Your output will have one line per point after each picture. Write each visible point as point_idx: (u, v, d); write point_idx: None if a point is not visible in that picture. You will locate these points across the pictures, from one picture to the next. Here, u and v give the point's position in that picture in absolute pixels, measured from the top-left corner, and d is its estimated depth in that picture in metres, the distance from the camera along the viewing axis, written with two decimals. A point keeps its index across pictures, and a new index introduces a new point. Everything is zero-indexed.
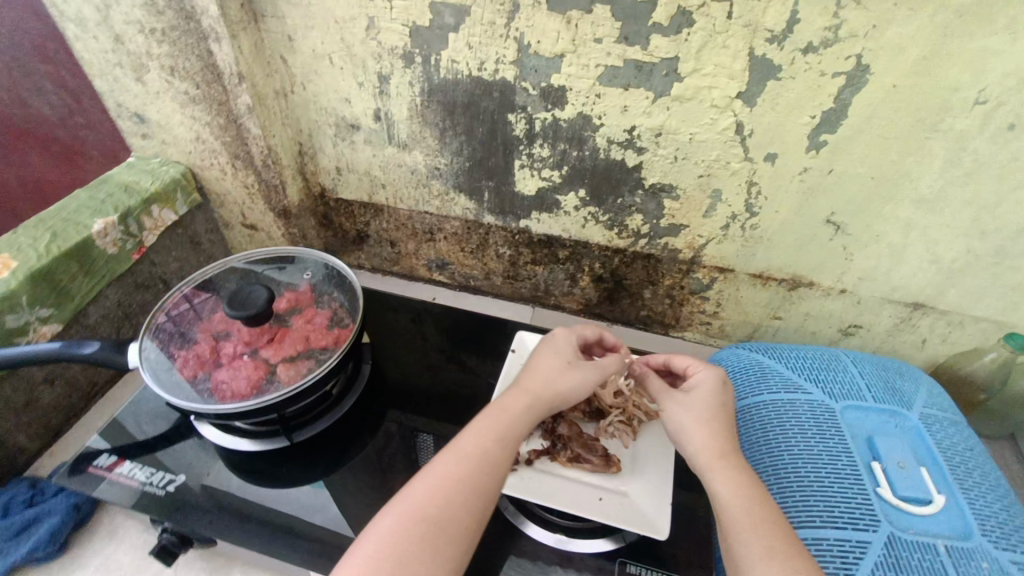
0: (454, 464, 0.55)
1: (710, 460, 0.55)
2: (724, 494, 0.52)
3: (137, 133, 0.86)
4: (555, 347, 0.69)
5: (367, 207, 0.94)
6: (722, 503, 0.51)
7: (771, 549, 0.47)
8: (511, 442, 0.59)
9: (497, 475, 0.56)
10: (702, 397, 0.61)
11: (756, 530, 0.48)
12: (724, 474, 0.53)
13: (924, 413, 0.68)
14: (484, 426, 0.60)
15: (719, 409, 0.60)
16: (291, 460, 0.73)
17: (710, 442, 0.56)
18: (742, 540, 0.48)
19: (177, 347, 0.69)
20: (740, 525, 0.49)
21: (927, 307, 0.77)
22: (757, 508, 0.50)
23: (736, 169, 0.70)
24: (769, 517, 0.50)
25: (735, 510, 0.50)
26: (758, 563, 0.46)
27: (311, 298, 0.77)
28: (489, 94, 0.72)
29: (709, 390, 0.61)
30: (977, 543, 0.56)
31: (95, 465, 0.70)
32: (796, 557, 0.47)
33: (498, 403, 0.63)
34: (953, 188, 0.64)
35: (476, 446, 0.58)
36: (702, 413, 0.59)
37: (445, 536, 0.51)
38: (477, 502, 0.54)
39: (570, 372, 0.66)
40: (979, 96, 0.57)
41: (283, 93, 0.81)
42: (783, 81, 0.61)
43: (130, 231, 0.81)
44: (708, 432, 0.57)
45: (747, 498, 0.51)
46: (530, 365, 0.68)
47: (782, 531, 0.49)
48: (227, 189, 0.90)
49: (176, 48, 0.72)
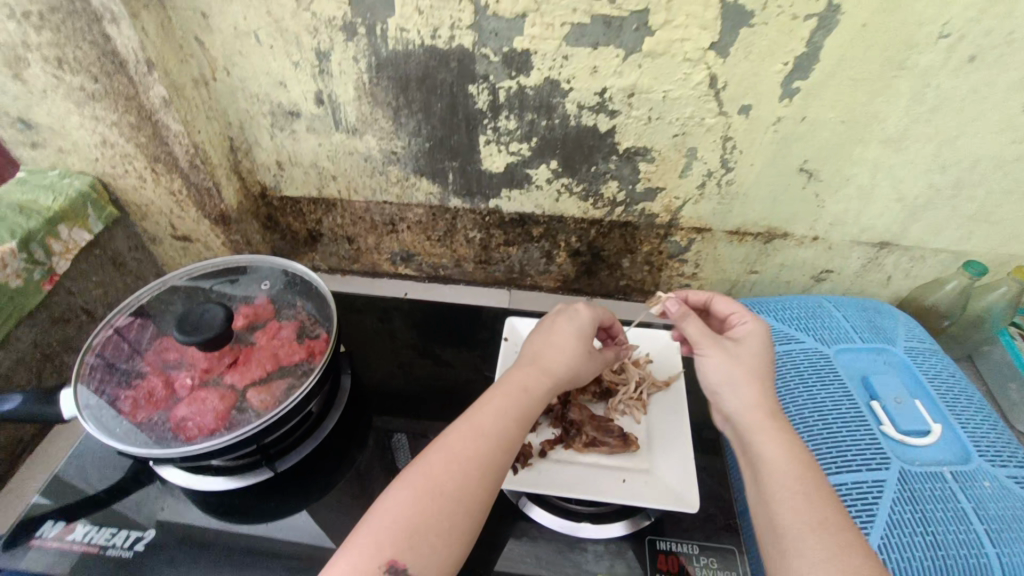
0: (475, 438, 0.52)
1: (760, 420, 0.54)
2: (773, 456, 0.51)
3: (26, 142, 0.72)
4: (578, 318, 0.65)
5: (317, 202, 0.85)
6: (768, 466, 0.51)
7: (823, 518, 0.46)
8: (525, 418, 0.56)
9: (512, 454, 0.53)
10: (749, 348, 0.60)
11: (807, 497, 0.48)
12: (776, 437, 0.53)
13: (908, 347, 0.70)
14: (507, 402, 0.56)
15: (764, 361, 0.59)
16: (278, 491, 0.65)
17: (761, 401, 0.56)
18: (786, 503, 0.48)
19: (120, 388, 0.59)
20: (788, 490, 0.49)
21: (892, 245, 0.80)
22: (801, 472, 0.50)
23: (711, 125, 0.68)
24: (816, 483, 0.49)
25: (787, 474, 0.50)
26: (810, 530, 0.46)
27: (272, 310, 0.69)
28: (446, 65, 0.66)
29: (756, 344, 0.61)
30: (977, 465, 0.58)
31: (40, 536, 0.60)
32: (842, 522, 0.47)
33: (513, 377, 0.59)
34: (918, 126, 0.66)
35: (494, 423, 0.54)
36: (750, 367, 0.58)
37: (463, 510, 0.49)
38: (493, 478, 0.51)
39: (588, 360, 0.63)
40: (943, 30, 0.57)
41: (203, 81, 0.70)
42: (755, 28, 0.59)
43: (36, 259, 0.68)
44: (756, 389, 0.56)
45: (796, 463, 0.51)
46: (550, 337, 0.63)
47: (829, 499, 0.48)
48: (148, 198, 0.78)
49: (61, 34, 0.59)
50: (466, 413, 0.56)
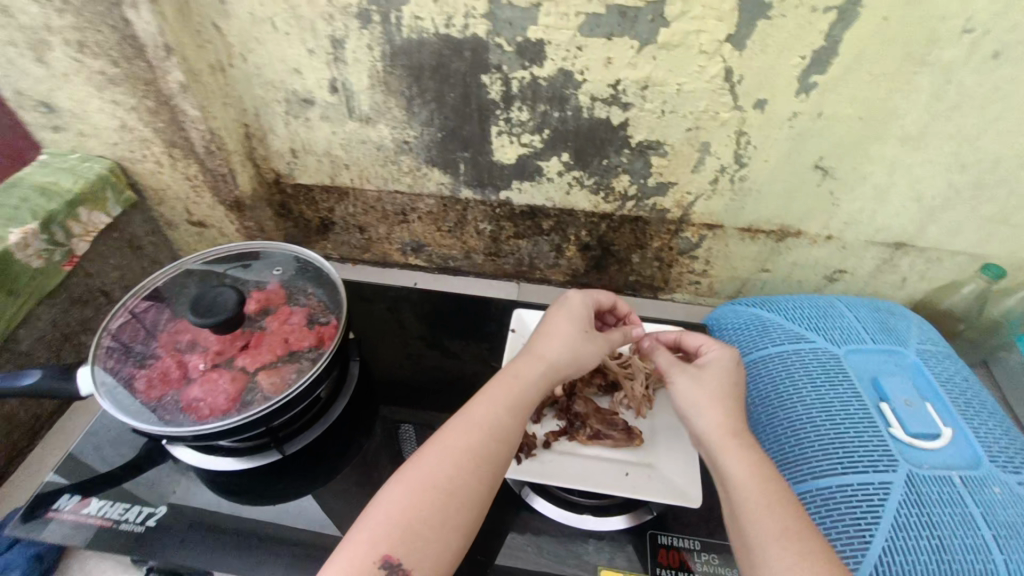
0: (467, 432, 0.53)
1: (725, 441, 0.53)
2: (737, 473, 0.51)
3: (48, 126, 0.74)
4: (569, 309, 0.65)
5: (330, 190, 0.86)
6: (732, 484, 0.51)
7: (786, 530, 0.47)
8: (522, 409, 0.56)
9: (508, 444, 0.54)
10: (715, 374, 0.59)
11: (769, 511, 0.48)
12: (739, 453, 0.52)
13: (920, 349, 0.69)
14: (500, 394, 0.56)
15: (732, 387, 0.58)
16: (287, 474, 0.66)
17: (727, 422, 0.55)
18: (756, 520, 0.47)
19: (134, 368, 0.61)
20: (753, 505, 0.49)
21: (908, 246, 0.78)
22: (770, 488, 0.49)
23: (726, 119, 0.68)
24: (782, 495, 0.49)
25: (751, 490, 0.49)
26: (772, 543, 0.46)
27: (283, 296, 0.69)
28: (460, 54, 0.66)
29: (723, 370, 0.59)
30: (988, 470, 0.57)
31: (56, 508, 0.61)
32: (809, 535, 0.47)
33: (509, 368, 0.60)
34: (938, 123, 0.64)
35: (488, 416, 0.54)
36: (715, 391, 0.57)
37: (456, 504, 0.49)
38: (486, 470, 0.51)
39: (584, 341, 0.63)
40: (966, 25, 0.56)
41: (220, 67, 0.71)
42: (773, 20, 0.58)
43: (56, 240, 0.70)
44: (721, 411, 0.56)
45: (761, 478, 0.50)
46: (544, 329, 0.64)
47: (795, 513, 0.48)
48: (165, 183, 0.80)
49: (83, 18, 0.61)
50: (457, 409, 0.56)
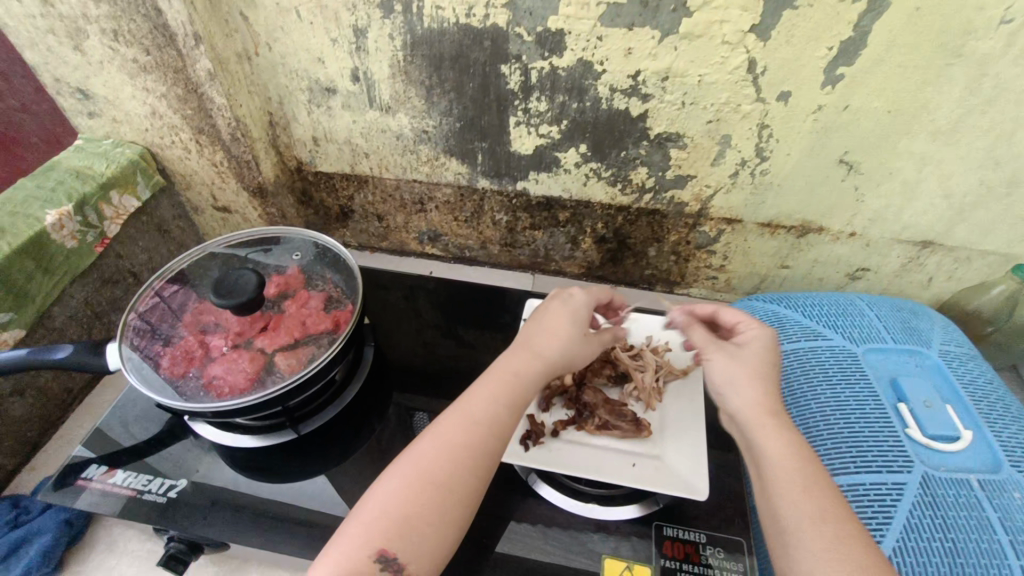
0: (463, 428, 0.53)
1: (761, 418, 0.54)
2: (775, 454, 0.51)
3: (83, 111, 0.77)
4: (572, 309, 0.65)
5: (350, 178, 0.87)
6: (768, 463, 0.51)
7: (823, 512, 0.46)
8: (520, 406, 0.57)
9: (503, 438, 0.54)
10: (754, 353, 0.59)
11: (805, 493, 0.48)
12: (775, 432, 0.52)
13: (943, 350, 0.68)
14: (497, 389, 0.57)
15: (769, 367, 0.58)
16: (299, 454, 0.68)
17: (765, 400, 0.55)
18: (793, 500, 0.47)
19: (159, 346, 0.63)
20: (789, 485, 0.48)
21: (935, 245, 0.76)
22: (809, 471, 0.49)
23: (748, 112, 0.66)
24: (817, 478, 0.49)
25: (788, 470, 0.49)
26: (810, 525, 0.46)
27: (302, 280, 0.71)
28: (480, 44, 0.66)
29: (761, 350, 0.59)
30: (1008, 475, 0.56)
31: (86, 477, 0.64)
32: (848, 519, 0.46)
33: (505, 363, 0.60)
34: (971, 117, 0.62)
35: (487, 412, 0.55)
36: (755, 368, 0.57)
37: (452, 498, 0.50)
38: (483, 467, 0.52)
39: (582, 345, 0.63)
40: (1004, 15, 0.54)
41: (246, 56, 0.73)
42: (800, 10, 0.56)
43: (89, 222, 0.73)
44: (760, 390, 0.56)
45: (797, 459, 0.50)
46: (545, 323, 0.64)
47: (832, 496, 0.48)
48: (193, 169, 0.82)
49: (117, 7, 0.63)
50: (453, 403, 0.56)
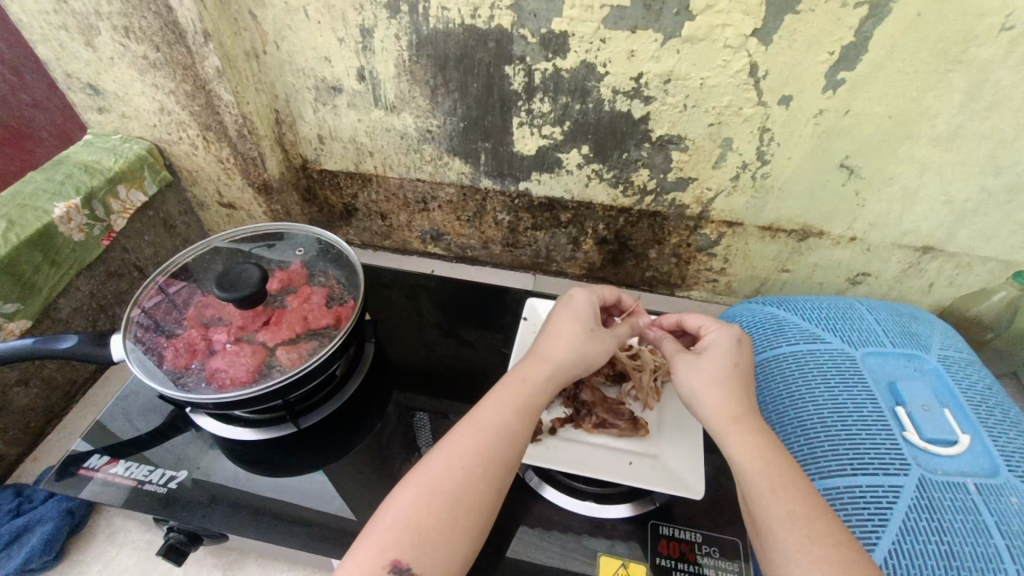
0: (474, 436, 0.53)
1: (724, 426, 0.54)
2: (743, 459, 0.52)
3: (93, 107, 0.78)
4: (573, 308, 0.66)
5: (354, 177, 0.88)
6: (739, 470, 0.52)
7: (791, 513, 0.47)
8: (531, 413, 0.57)
9: (516, 447, 0.54)
10: (718, 358, 0.59)
11: (771, 495, 0.48)
12: (741, 437, 0.53)
13: (942, 354, 0.68)
14: (508, 398, 0.57)
15: (732, 370, 0.58)
16: (299, 447, 0.69)
17: (726, 406, 0.55)
18: (762, 504, 0.48)
19: (163, 339, 0.63)
20: (757, 488, 0.49)
21: (936, 251, 0.76)
22: (776, 472, 0.50)
23: (749, 115, 0.67)
24: (785, 479, 0.49)
25: (756, 474, 0.50)
26: (778, 527, 0.46)
27: (305, 276, 0.72)
28: (484, 45, 0.67)
29: (722, 354, 0.59)
30: (1005, 479, 0.56)
31: (88, 468, 0.65)
32: (825, 519, 0.47)
33: (518, 372, 0.61)
34: (972, 123, 0.62)
35: (497, 420, 0.55)
36: (713, 374, 0.58)
37: (466, 507, 0.49)
38: (497, 476, 0.52)
39: (591, 341, 0.64)
40: (1005, 21, 0.54)
41: (254, 54, 0.74)
42: (801, 14, 0.57)
43: (96, 215, 0.74)
44: (720, 395, 0.56)
45: (763, 462, 0.51)
46: (549, 328, 0.65)
47: (803, 496, 0.48)
48: (199, 165, 0.83)
49: (129, 4, 0.64)
50: (463, 416, 0.57)
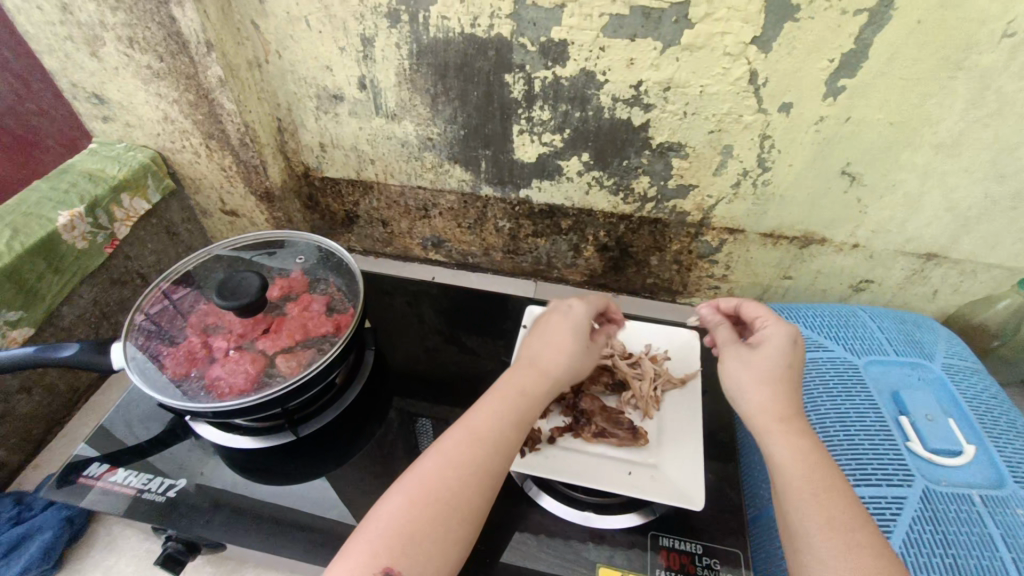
0: (469, 444, 0.53)
1: (769, 425, 0.53)
2: (786, 459, 0.51)
3: (98, 116, 0.79)
4: (573, 318, 0.66)
5: (356, 184, 0.89)
6: (779, 468, 0.50)
7: (832, 520, 0.46)
8: (527, 423, 0.57)
9: (509, 457, 0.54)
10: (767, 353, 0.57)
11: (814, 499, 0.47)
12: (784, 438, 0.52)
13: (946, 363, 0.67)
14: (505, 406, 0.57)
15: (785, 370, 0.56)
16: (298, 455, 0.69)
17: (774, 405, 0.54)
18: (801, 507, 0.47)
19: (163, 346, 0.64)
20: (796, 492, 0.48)
21: (940, 258, 0.76)
22: (818, 477, 0.49)
23: (749, 122, 0.67)
24: (828, 484, 0.49)
25: (801, 476, 0.49)
26: (819, 532, 0.46)
27: (305, 283, 0.72)
28: (484, 54, 0.67)
29: (776, 349, 0.58)
30: (1011, 491, 0.55)
31: (88, 476, 0.65)
32: (865, 528, 0.46)
33: (513, 379, 0.60)
34: (974, 130, 0.62)
35: (491, 428, 0.55)
36: (764, 372, 0.56)
37: (458, 517, 0.49)
38: (489, 486, 0.52)
39: (586, 353, 0.64)
40: (1007, 28, 0.54)
41: (257, 63, 0.75)
42: (801, 22, 0.57)
43: (100, 224, 0.74)
44: (768, 394, 0.55)
45: (805, 466, 0.50)
46: (548, 335, 0.65)
47: (847, 504, 0.47)
48: (201, 173, 0.84)
49: (133, 15, 0.64)
50: (458, 420, 0.57)
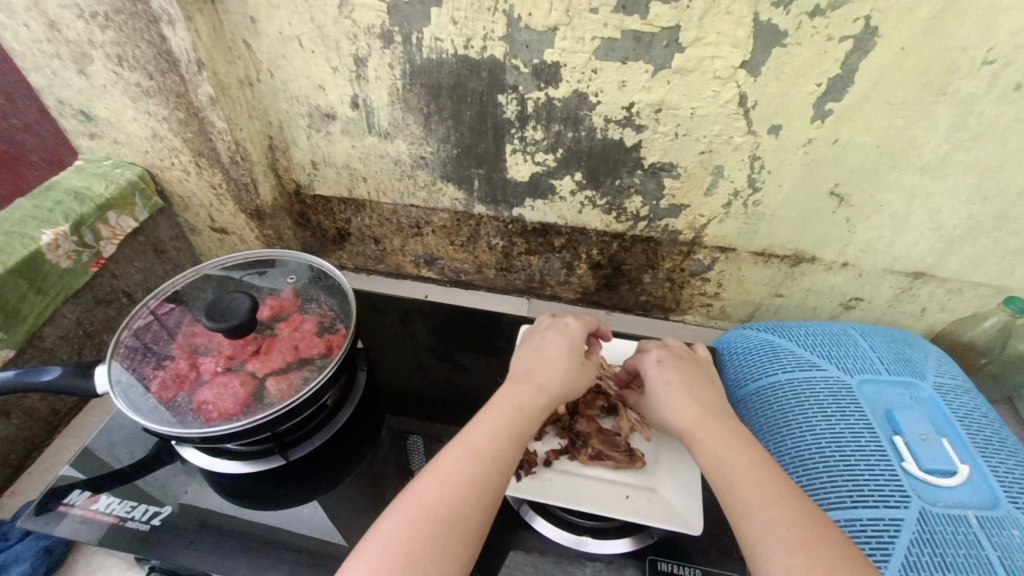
0: (468, 463, 0.52)
1: (690, 434, 0.56)
2: (707, 461, 0.53)
3: (85, 133, 0.78)
4: (569, 332, 0.68)
5: (347, 202, 0.88)
6: (708, 472, 0.53)
7: (747, 505, 0.47)
8: (522, 442, 0.56)
9: (507, 475, 0.53)
10: (651, 387, 0.62)
11: (731, 491, 0.49)
12: (709, 438, 0.54)
13: (937, 382, 0.67)
14: (502, 424, 0.56)
15: (671, 384, 0.61)
16: (288, 481, 0.67)
17: (685, 414, 0.57)
18: (732, 496, 0.49)
19: (149, 368, 0.62)
20: (727, 483, 0.50)
21: (928, 276, 0.77)
22: (739, 465, 0.51)
23: (739, 143, 0.68)
24: (752, 466, 0.51)
25: (719, 475, 0.51)
26: (740, 522, 0.47)
27: (297, 304, 0.71)
28: (477, 74, 0.68)
29: (654, 378, 0.62)
30: (1005, 512, 0.55)
31: (67, 503, 0.63)
32: (786, 505, 0.47)
33: (508, 398, 0.59)
34: (959, 152, 0.63)
35: (489, 447, 0.54)
36: (660, 400, 0.60)
37: (457, 535, 0.47)
38: (488, 505, 0.50)
39: (579, 373, 0.64)
40: (987, 55, 0.55)
41: (248, 82, 0.74)
42: (789, 47, 0.58)
43: (85, 242, 0.73)
44: (675, 411, 0.58)
45: (729, 460, 0.52)
46: (540, 352, 0.65)
47: (762, 486, 0.48)
48: (191, 190, 0.83)
49: (123, 34, 0.64)
50: (455, 437, 0.55)
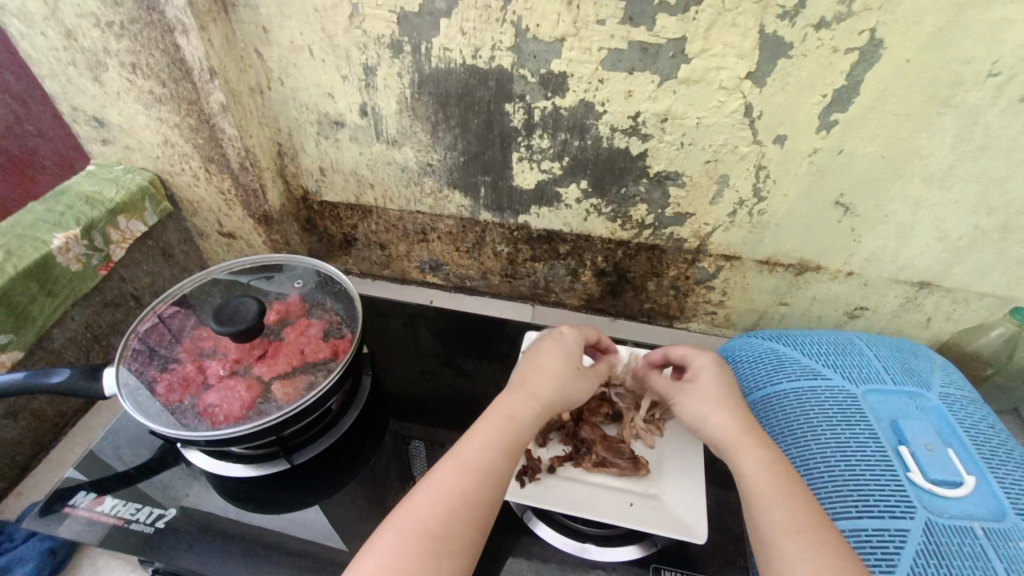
0: (459, 476, 0.52)
1: (735, 440, 0.56)
2: (750, 470, 0.53)
3: (97, 139, 0.79)
4: (566, 341, 0.68)
5: (354, 209, 0.89)
6: (745, 480, 0.52)
7: (788, 522, 0.47)
8: (516, 452, 0.56)
9: (501, 487, 0.53)
10: (705, 381, 0.62)
11: (769, 504, 0.49)
12: (752, 450, 0.54)
13: (943, 392, 0.67)
14: (494, 436, 0.56)
15: (727, 390, 0.61)
16: (292, 485, 0.67)
17: (732, 423, 0.57)
18: (771, 509, 0.49)
19: (154, 371, 0.63)
20: (768, 494, 0.50)
21: (933, 285, 0.77)
22: (784, 484, 0.51)
23: (745, 153, 0.68)
24: (791, 485, 0.51)
25: (759, 486, 0.51)
26: (775, 534, 0.47)
27: (302, 309, 0.71)
28: (485, 84, 0.69)
29: (711, 377, 0.63)
30: (1012, 524, 0.55)
31: (73, 504, 0.64)
32: (825, 530, 0.47)
33: (503, 408, 0.59)
34: (963, 164, 0.63)
35: (480, 458, 0.53)
36: (713, 397, 0.60)
37: (448, 551, 0.47)
38: (482, 518, 0.50)
39: (575, 377, 0.64)
40: (992, 68, 0.55)
41: (258, 89, 0.75)
42: (794, 59, 0.58)
43: (95, 246, 0.74)
44: (726, 415, 0.58)
45: (774, 476, 0.51)
46: (537, 360, 0.65)
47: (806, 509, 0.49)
48: (200, 195, 0.84)
49: (137, 42, 0.65)
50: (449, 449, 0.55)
